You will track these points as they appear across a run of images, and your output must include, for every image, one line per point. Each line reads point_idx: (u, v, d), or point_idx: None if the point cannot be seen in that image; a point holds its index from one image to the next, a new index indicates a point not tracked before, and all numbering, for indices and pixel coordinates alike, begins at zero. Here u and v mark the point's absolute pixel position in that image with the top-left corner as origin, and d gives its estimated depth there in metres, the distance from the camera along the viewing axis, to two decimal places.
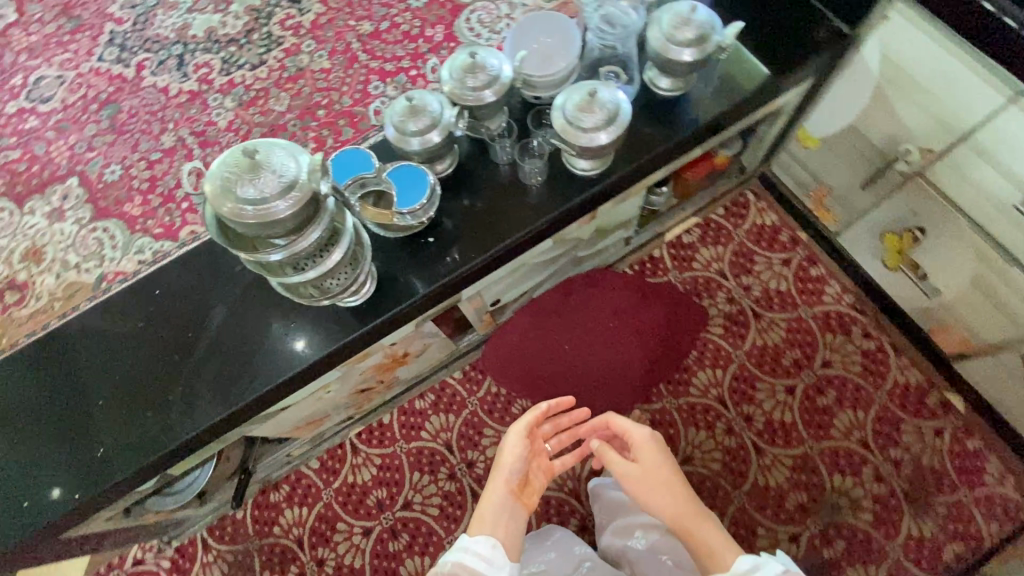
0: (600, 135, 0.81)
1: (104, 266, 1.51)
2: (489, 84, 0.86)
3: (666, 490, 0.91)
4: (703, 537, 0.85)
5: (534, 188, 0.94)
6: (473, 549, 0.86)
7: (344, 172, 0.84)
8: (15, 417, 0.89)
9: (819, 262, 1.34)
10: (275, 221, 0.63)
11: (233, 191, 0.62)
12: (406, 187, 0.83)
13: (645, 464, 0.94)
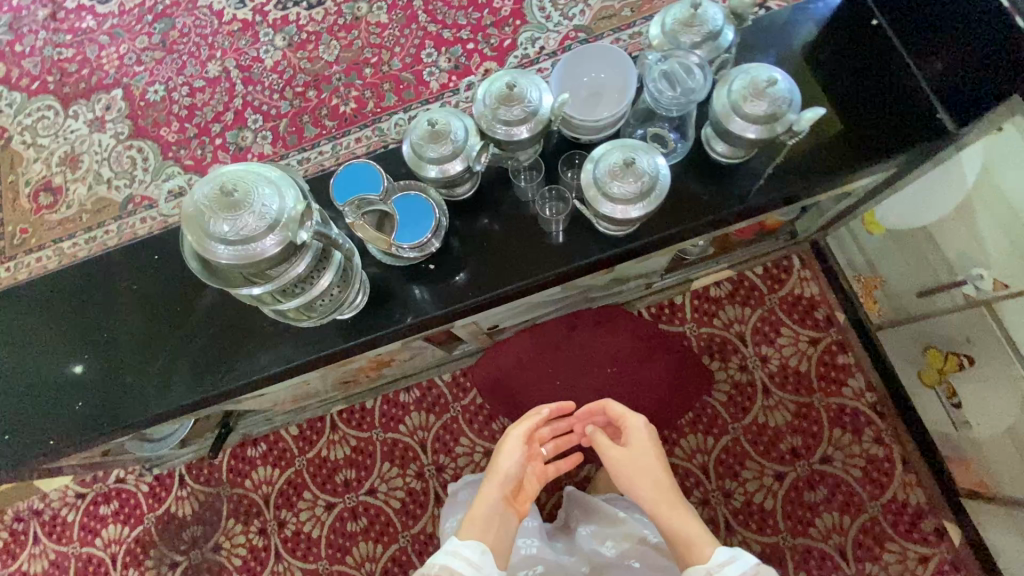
0: (634, 209, 0.74)
1: (132, 188, 1.53)
2: (523, 122, 0.78)
3: (655, 484, 0.85)
4: (686, 533, 0.80)
5: (553, 234, 0.86)
6: (461, 551, 0.80)
7: (349, 187, 0.79)
8: (11, 351, 0.93)
9: (849, 350, 1.24)
10: (260, 259, 0.60)
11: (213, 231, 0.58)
12: (411, 216, 0.78)
13: (634, 451, 0.89)
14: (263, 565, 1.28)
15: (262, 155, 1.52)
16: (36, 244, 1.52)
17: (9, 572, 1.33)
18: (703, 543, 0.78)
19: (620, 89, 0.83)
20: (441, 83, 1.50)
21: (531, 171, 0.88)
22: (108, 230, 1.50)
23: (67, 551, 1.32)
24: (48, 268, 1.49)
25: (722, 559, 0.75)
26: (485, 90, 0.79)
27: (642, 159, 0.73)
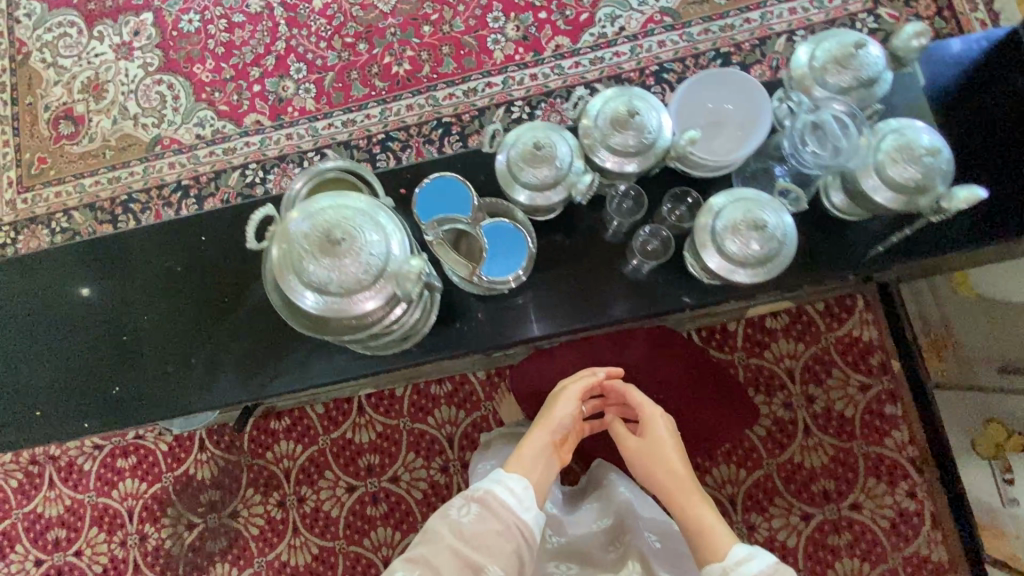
0: (733, 273, 0.67)
1: (161, 128, 1.42)
2: (636, 155, 0.69)
3: (675, 475, 0.82)
4: (707, 526, 0.77)
5: (639, 267, 0.76)
6: (506, 482, 0.77)
7: (436, 203, 0.72)
8: (41, 322, 0.86)
9: (898, 401, 1.21)
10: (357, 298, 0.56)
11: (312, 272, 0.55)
12: (500, 248, 0.72)
13: (658, 440, 0.85)
14: (280, 537, 1.28)
15: (304, 111, 1.40)
16: (55, 176, 1.42)
17: (24, 513, 1.32)
18: (722, 538, 0.75)
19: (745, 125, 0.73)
20: (506, 54, 1.37)
21: (628, 198, 0.77)
22: (133, 172, 1.40)
23: (83, 500, 1.32)
24: (67, 205, 1.40)
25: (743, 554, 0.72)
26: (602, 108, 0.69)
27: (773, 217, 0.65)
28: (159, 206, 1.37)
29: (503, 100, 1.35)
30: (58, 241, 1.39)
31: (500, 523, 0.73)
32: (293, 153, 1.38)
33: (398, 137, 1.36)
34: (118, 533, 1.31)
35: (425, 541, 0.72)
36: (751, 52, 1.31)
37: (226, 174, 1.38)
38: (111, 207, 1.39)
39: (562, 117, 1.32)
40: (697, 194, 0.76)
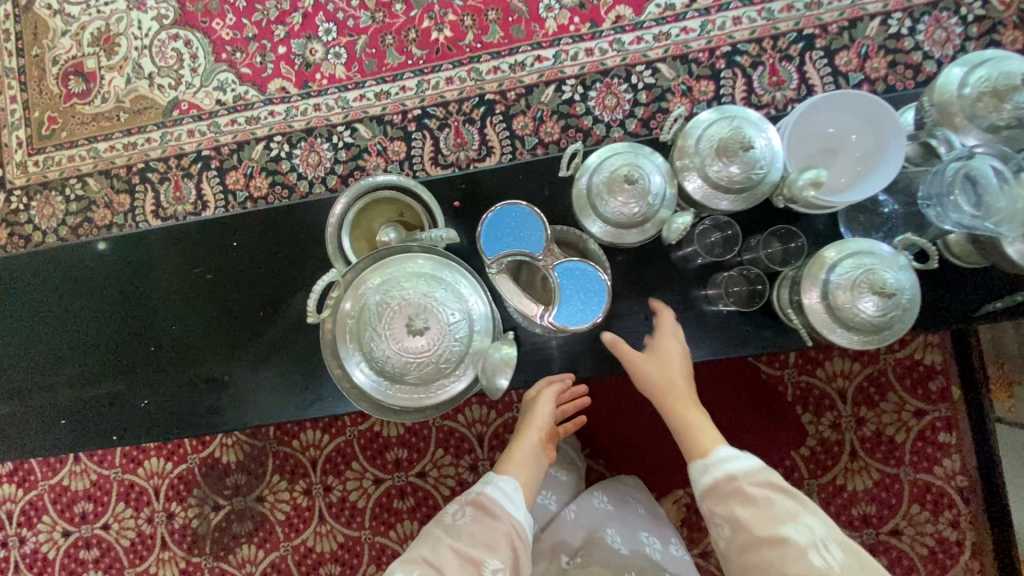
0: (833, 333, 0.58)
1: (179, 90, 1.31)
2: (736, 191, 0.59)
3: (663, 389, 0.68)
4: (697, 436, 0.69)
5: (721, 306, 0.68)
6: (495, 482, 0.75)
7: (503, 235, 0.64)
8: (69, 325, 0.82)
9: (954, 430, 1.15)
10: (431, 359, 0.55)
11: (379, 338, 0.55)
12: (575, 291, 0.62)
13: (655, 351, 0.66)
14: (306, 524, 1.27)
15: (334, 79, 1.27)
16: (67, 139, 1.33)
17: (51, 484, 1.33)
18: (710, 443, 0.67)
19: (867, 157, 0.61)
20: (560, 24, 1.22)
21: (719, 229, 0.69)
22: (150, 138, 1.31)
23: (109, 475, 1.32)
24: (81, 170, 1.32)
25: (728, 459, 0.65)
26: (707, 131, 0.59)
27: (901, 279, 0.56)
28: (178, 178, 1.29)
29: (553, 78, 1.21)
30: (73, 209, 1.31)
31: (495, 522, 0.72)
32: (321, 126, 1.27)
33: (435, 114, 1.24)
34: (145, 509, 1.31)
35: (422, 543, 0.72)
36: (838, 35, 1.16)
37: (249, 146, 1.28)
38: (128, 175, 1.31)
39: (619, 100, 1.19)
40: (802, 241, 0.66)
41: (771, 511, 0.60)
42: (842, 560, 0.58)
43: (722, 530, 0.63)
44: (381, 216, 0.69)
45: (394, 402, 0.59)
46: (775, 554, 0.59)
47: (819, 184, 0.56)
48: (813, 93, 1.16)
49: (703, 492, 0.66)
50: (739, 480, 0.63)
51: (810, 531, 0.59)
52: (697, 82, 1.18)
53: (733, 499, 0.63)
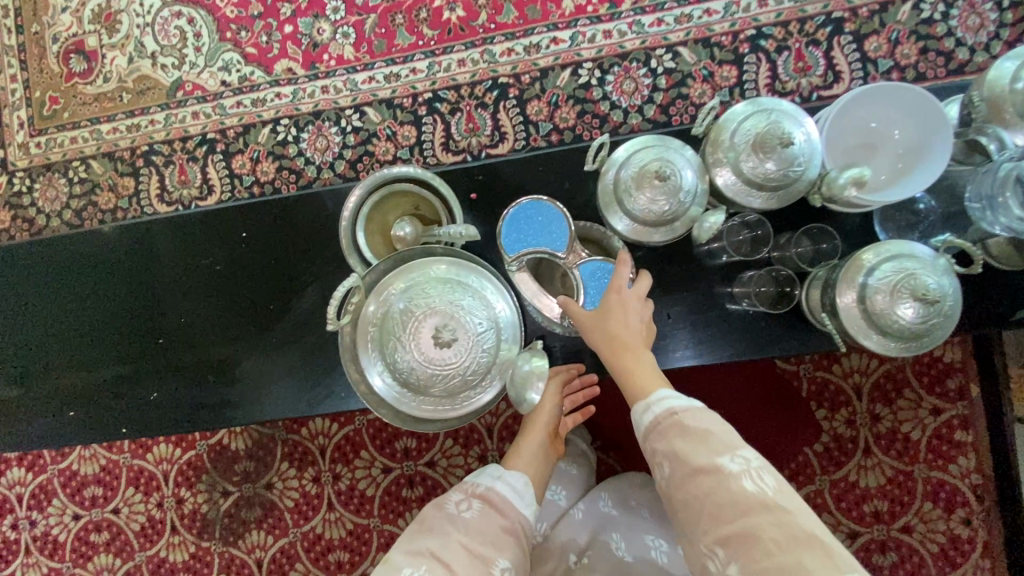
0: (868, 338, 0.56)
1: (183, 71, 1.27)
2: (771, 188, 0.57)
3: (603, 337, 0.58)
4: (630, 377, 0.58)
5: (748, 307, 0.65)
6: (506, 478, 0.71)
7: (528, 233, 0.62)
8: (76, 315, 0.80)
9: (970, 428, 1.13)
10: (456, 366, 0.57)
11: (406, 347, 0.57)
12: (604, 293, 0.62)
13: (602, 305, 0.60)
14: (315, 511, 1.26)
15: (342, 60, 1.23)
16: (69, 119, 1.30)
17: (60, 468, 1.34)
18: (646, 385, 0.58)
19: (909, 154, 0.59)
20: (577, 4, 1.17)
21: (748, 228, 0.66)
22: (154, 120, 1.28)
23: (119, 460, 1.32)
24: (84, 152, 1.29)
25: (669, 395, 0.57)
26: (743, 125, 0.57)
27: (943, 284, 0.54)
28: (183, 161, 1.26)
29: (569, 61, 1.17)
30: (77, 192, 1.29)
31: (505, 520, 0.67)
32: (329, 109, 1.23)
33: (447, 98, 1.20)
34: (154, 494, 1.31)
35: (425, 533, 0.65)
36: (869, 19, 1.11)
37: (255, 129, 1.25)
38: (131, 158, 1.28)
39: (637, 85, 1.15)
40: (836, 243, 0.64)
41: (707, 442, 0.53)
42: (777, 486, 0.50)
43: (661, 468, 0.55)
44: (397, 210, 0.68)
45: (418, 413, 0.60)
46: (709, 484, 0.51)
47: (862, 182, 0.53)
48: (840, 80, 1.11)
49: (643, 431, 0.58)
50: (677, 414, 0.56)
51: (747, 460, 0.52)
52: (719, 67, 1.13)
53: (671, 432, 0.55)
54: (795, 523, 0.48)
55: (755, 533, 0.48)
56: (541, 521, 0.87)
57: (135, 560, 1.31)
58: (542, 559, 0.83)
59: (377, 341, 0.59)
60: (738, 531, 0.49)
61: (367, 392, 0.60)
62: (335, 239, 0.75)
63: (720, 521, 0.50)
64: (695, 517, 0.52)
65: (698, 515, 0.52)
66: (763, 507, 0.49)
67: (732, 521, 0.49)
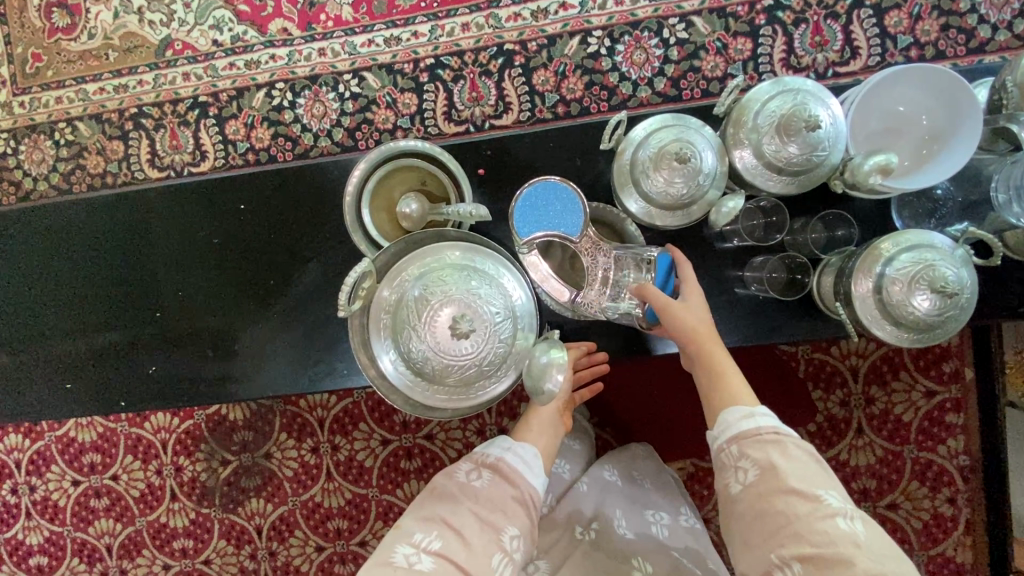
0: (879, 327, 0.56)
1: (173, 29, 1.22)
2: (791, 171, 0.55)
3: (705, 334, 0.61)
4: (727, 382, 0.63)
5: (760, 293, 0.64)
6: (515, 448, 0.70)
7: (541, 215, 0.59)
8: (69, 286, 0.78)
9: (962, 411, 1.14)
10: (473, 355, 0.55)
11: (421, 336, 0.56)
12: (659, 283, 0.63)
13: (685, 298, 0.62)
14: (314, 481, 1.27)
15: (340, 21, 1.18)
16: (53, 78, 1.24)
17: (58, 435, 1.34)
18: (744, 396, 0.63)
19: (935, 138, 0.59)
20: None
21: (763, 213, 0.65)
22: (142, 81, 1.22)
23: (116, 428, 1.32)
24: (70, 113, 1.24)
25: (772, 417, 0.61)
26: (768, 105, 0.55)
27: (963, 277, 0.54)
28: (174, 125, 1.21)
29: (578, 28, 1.12)
30: (64, 155, 1.24)
31: (515, 489, 0.67)
32: (326, 74, 1.18)
33: (449, 64, 1.15)
34: (153, 462, 1.32)
35: (437, 500, 0.66)
36: None
37: (249, 93, 1.20)
38: (120, 120, 1.23)
39: (648, 56, 1.11)
40: (853, 230, 0.63)
41: (809, 471, 0.57)
42: (866, 529, 0.54)
43: (744, 474, 0.59)
44: (402, 184, 0.65)
45: (430, 403, 0.58)
46: (802, 505, 0.55)
47: (888, 169, 0.52)
48: (858, 56, 1.08)
49: (735, 435, 0.61)
50: (781, 434, 0.59)
51: (841, 499, 0.56)
52: (733, 39, 1.09)
53: (772, 448, 0.58)
54: (882, 563, 0.52)
55: (845, 559, 0.52)
56: (547, 492, 0.87)
57: (135, 525, 1.32)
58: (548, 528, 0.82)
59: (389, 329, 0.58)
60: (824, 553, 0.52)
61: (378, 378, 0.59)
62: (337, 214, 0.73)
63: (803, 541, 0.54)
64: (776, 531, 0.55)
65: (778, 530, 0.55)
66: (851, 541, 0.53)
67: (819, 545, 0.53)
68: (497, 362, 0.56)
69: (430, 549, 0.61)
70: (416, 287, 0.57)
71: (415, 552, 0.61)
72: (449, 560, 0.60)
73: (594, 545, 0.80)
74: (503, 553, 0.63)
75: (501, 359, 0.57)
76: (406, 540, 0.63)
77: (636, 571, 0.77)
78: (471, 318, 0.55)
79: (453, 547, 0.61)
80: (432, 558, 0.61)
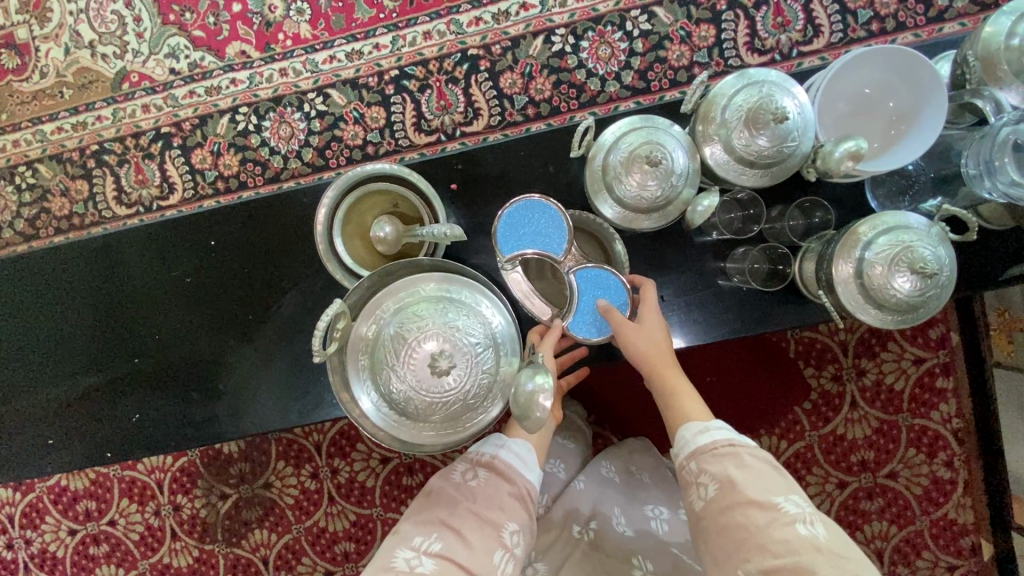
0: (863, 312, 0.56)
1: (128, 61, 1.19)
2: (766, 165, 0.55)
3: (647, 353, 0.60)
4: (682, 405, 0.63)
5: (739, 283, 0.64)
6: (510, 444, 0.67)
7: (522, 234, 0.60)
8: (42, 341, 0.76)
9: (951, 375, 1.15)
10: (454, 391, 0.55)
11: (399, 378, 0.55)
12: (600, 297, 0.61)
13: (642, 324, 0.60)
14: (316, 506, 1.25)
15: (298, 39, 1.16)
16: (9, 122, 1.22)
17: (49, 486, 1.31)
18: (696, 413, 0.62)
19: (903, 119, 0.59)
20: None
21: (740, 206, 0.65)
22: (101, 116, 1.19)
23: (109, 473, 1.30)
24: (29, 156, 1.21)
25: (729, 429, 0.60)
26: (734, 99, 0.55)
27: (940, 255, 0.54)
28: (138, 160, 1.18)
29: (541, 28, 1.11)
30: (27, 200, 1.21)
31: (512, 486, 0.65)
32: (289, 93, 1.16)
33: (414, 74, 1.14)
34: (150, 504, 1.29)
35: (434, 503, 0.65)
36: None
37: (212, 120, 1.17)
38: (82, 159, 1.20)
39: (613, 50, 1.10)
40: (829, 214, 0.63)
41: (766, 479, 0.56)
42: (828, 535, 0.54)
43: (705, 489, 0.58)
44: (375, 208, 0.64)
45: (420, 444, 0.58)
46: (762, 515, 0.54)
47: (858, 155, 0.52)
48: (821, 34, 1.08)
49: (693, 451, 0.60)
50: (737, 446, 0.59)
51: (800, 505, 0.55)
52: (696, 26, 1.09)
53: (728, 460, 0.58)
54: (846, 569, 0.51)
55: (806, 568, 0.51)
56: (542, 492, 0.86)
57: (138, 568, 1.30)
58: (544, 529, 0.82)
59: (368, 368, 0.57)
60: (788, 564, 0.51)
61: (360, 416, 0.58)
62: (310, 242, 0.72)
63: (767, 553, 0.52)
64: (738, 544, 0.54)
65: (741, 543, 0.54)
66: (814, 549, 0.52)
67: (780, 555, 0.52)
68: (482, 395, 0.56)
69: (430, 552, 0.60)
70: (391, 328, 0.56)
71: (416, 556, 0.60)
72: (450, 560, 0.59)
73: (593, 543, 0.80)
74: (505, 549, 0.62)
75: (487, 394, 0.56)
76: (405, 544, 0.62)
77: (636, 570, 0.77)
78: (449, 353, 0.54)
79: (454, 547, 0.60)
80: (433, 560, 0.60)
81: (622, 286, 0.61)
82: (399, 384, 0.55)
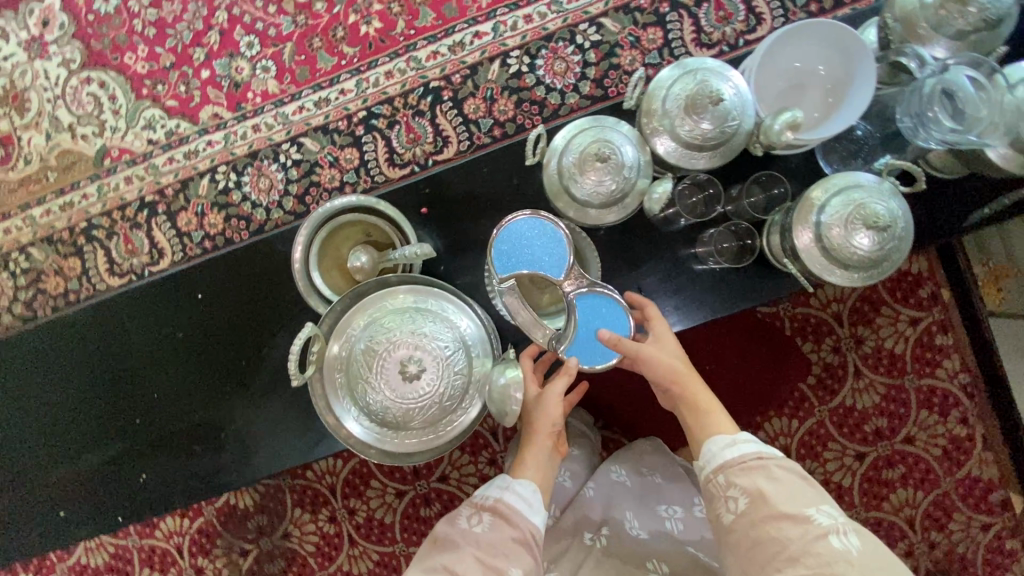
0: (830, 273, 0.57)
1: (106, 137, 1.24)
2: (712, 147, 0.57)
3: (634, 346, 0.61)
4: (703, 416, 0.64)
5: (712, 264, 0.65)
6: (514, 486, 0.65)
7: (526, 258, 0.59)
8: (44, 415, 0.77)
9: (950, 331, 1.15)
10: (430, 395, 0.58)
11: (375, 390, 0.58)
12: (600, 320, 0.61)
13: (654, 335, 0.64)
14: (337, 550, 1.24)
15: (267, 95, 1.21)
16: None
17: (70, 565, 1.30)
18: (724, 428, 0.62)
19: (836, 87, 0.62)
20: None
21: (699, 188, 0.66)
22: (86, 194, 1.23)
23: (128, 544, 1.29)
24: (21, 241, 1.25)
25: (758, 443, 0.60)
26: (672, 90, 0.57)
27: (893, 208, 0.56)
28: (125, 230, 1.22)
29: (496, 53, 1.16)
30: (23, 283, 1.24)
31: (516, 531, 0.62)
32: (264, 147, 1.20)
33: (382, 113, 1.17)
34: (172, 570, 1.28)
35: (439, 551, 0.62)
36: None
37: (193, 182, 1.21)
38: (72, 237, 1.23)
39: (568, 64, 1.14)
40: (786, 187, 0.65)
41: (796, 491, 0.56)
42: (862, 547, 0.54)
43: (735, 502, 0.58)
44: (348, 240, 0.67)
45: (406, 451, 0.61)
46: (795, 529, 0.54)
47: (796, 125, 0.54)
48: (763, 22, 1.11)
49: (721, 464, 0.60)
50: (766, 458, 0.59)
51: (832, 514, 0.55)
52: (644, 31, 1.13)
53: (758, 474, 0.58)
54: None
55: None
56: (552, 503, 0.85)
57: None
58: (555, 539, 0.82)
59: (346, 386, 0.61)
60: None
61: (347, 435, 0.62)
62: (293, 283, 0.73)
63: (800, 565, 0.53)
64: (770, 557, 0.54)
65: (774, 556, 0.54)
66: (849, 564, 0.52)
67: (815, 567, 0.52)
68: (458, 396, 0.59)
69: None
70: (362, 345, 0.60)
71: None
72: None
73: (606, 551, 0.80)
74: None
75: (462, 394, 0.60)
76: None
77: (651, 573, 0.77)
78: (419, 360, 0.58)
79: None
80: None
81: (623, 314, 0.60)
82: (377, 396, 0.58)
